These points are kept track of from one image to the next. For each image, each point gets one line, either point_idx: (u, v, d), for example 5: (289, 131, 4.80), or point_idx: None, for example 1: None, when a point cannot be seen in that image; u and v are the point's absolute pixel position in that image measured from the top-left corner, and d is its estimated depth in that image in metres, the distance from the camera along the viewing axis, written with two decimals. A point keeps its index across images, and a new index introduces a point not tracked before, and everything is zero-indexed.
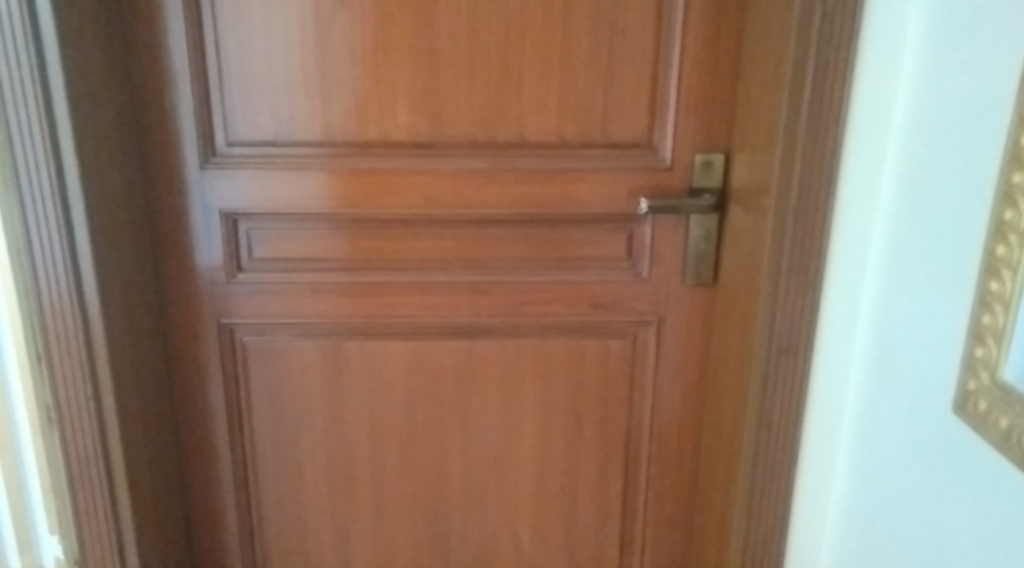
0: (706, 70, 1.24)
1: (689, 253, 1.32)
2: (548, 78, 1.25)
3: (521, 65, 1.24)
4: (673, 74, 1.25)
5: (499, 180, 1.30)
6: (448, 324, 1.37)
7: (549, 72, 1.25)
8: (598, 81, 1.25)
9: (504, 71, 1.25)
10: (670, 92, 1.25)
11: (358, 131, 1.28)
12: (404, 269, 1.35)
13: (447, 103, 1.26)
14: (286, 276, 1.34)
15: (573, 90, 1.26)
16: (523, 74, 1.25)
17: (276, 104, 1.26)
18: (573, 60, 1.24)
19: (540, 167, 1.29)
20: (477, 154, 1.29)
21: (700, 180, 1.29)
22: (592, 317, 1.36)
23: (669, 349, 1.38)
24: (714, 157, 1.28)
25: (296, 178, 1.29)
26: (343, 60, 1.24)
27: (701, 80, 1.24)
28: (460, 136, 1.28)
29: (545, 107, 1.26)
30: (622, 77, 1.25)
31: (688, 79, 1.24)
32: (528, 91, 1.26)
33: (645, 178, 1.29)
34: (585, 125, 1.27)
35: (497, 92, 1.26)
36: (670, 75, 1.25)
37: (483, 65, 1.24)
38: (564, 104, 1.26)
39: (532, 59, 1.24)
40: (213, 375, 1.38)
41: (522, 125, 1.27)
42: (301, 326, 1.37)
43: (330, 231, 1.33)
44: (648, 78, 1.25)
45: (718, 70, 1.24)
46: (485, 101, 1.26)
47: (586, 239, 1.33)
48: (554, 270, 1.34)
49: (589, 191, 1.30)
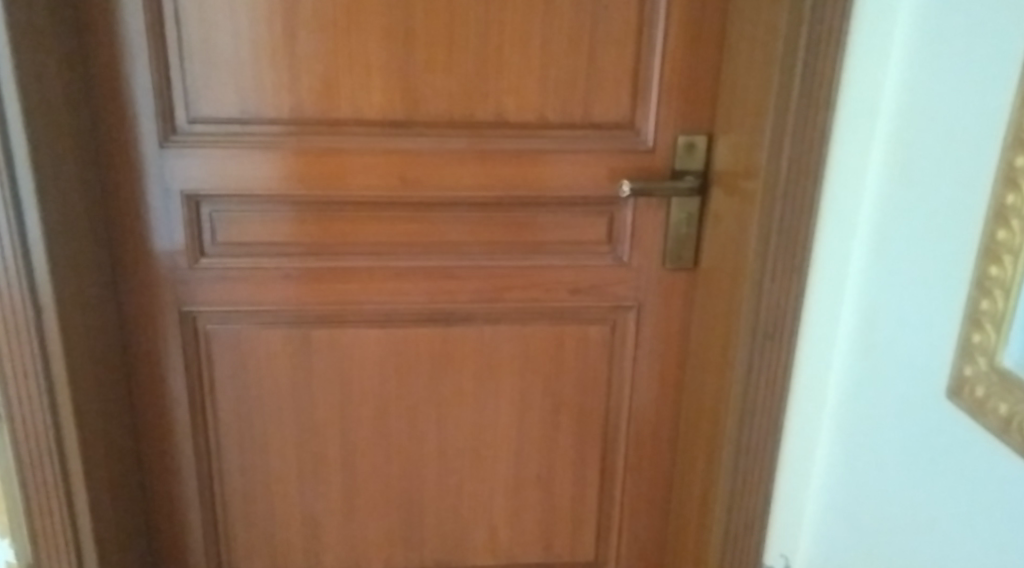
0: (690, 48, 1.21)
1: (670, 237, 1.29)
2: (528, 55, 1.20)
3: (500, 41, 1.19)
4: (657, 52, 1.21)
5: (476, 161, 1.25)
6: (423, 311, 1.32)
7: (529, 48, 1.20)
8: (580, 59, 1.21)
9: (483, 47, 1.20)
10: (653, 72, 1.22)
11: (328, 109, 1.22)
12: (377, 254, 1.30)
13: (422, 80, 1.21)
14: (251, 261, 1.28)
15: (554, 68, 1.21)
16: (502, 51, 1.20)
17: (241, 80, 1.19)
18: (555, 37, 1.20)
19: (519, 148, 1.24)
20: (454, 134, 1.24)
21: (683, 162, 1.26)
22: (571, 303, 1.33)
23: (649, 335, 1.36)
24: (696, 138, 1.25)
25: (263, 158, 1.23)
26: (314, 35, 1.18)
27: (684, 59, 1.21)
28: (436, 115, 1.23)
29: (524, 85, 1.22)
30: (606, 55, 1.21)
31: (672, 58, 1.21)
32: (507, 68, 1.21)
33: (626, 160, 1.26)
34: (565, 105, 1.23)
35: (475, 69, 1.21)
36: (653, 53, 1.21)
37: (461, 41, 1.19)
38: (544, 83, 1.22)
39: (512, 34, 1.19)
40: (175, 366, 1.32)
41: (501, 104, 1.23)
42: (269, 313, 1.31)
43: (298, 213, 1.27)
44: (631, 56, 1.21)
45: (702, 50, 1.21)
46: (463, 78, 1.21)
47: (565, 222, 1.29)
48: (532, 255, 1.30)
49: (569, 173, 1.26)
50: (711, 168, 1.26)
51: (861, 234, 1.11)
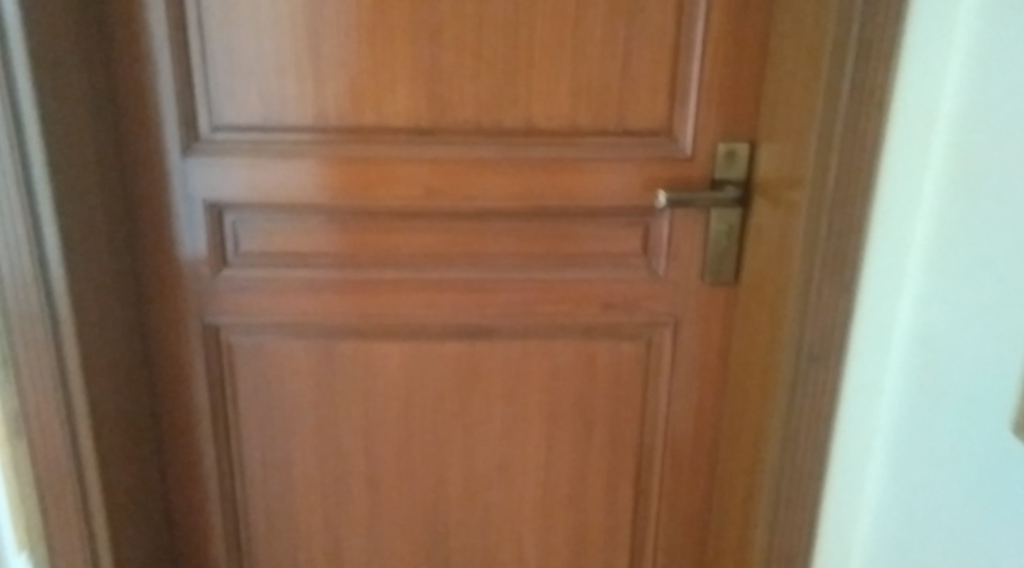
0: (731, 51, 1.14)
1: (709, 250, 1.23)
2: (559, 60, 1.15)
3: (531, 45, 1.14)
4: (696, 55, 1.15)
5: (505, 170, 1.20)
6: (450, 324, 1.28)
7: (561, 52, 1.15)
8: (614, 63, 1.15)
9: (513, 51, 1.15)
10: (692, 76, 1.16)
11: (353, 116, 1.18)
12: (403, 265, 1.26)
13: (450, 86, 1.16)
14: (274, 272, 1.25)
15: (588, 73, 1.16)
16: (533, 56, 1.15)
17: (264, 87, 1.16)
18: (588, 40, 1.14)
19: (550, 156, 1.19)
20: (482, 141, 1.19)
21: (723, 171, 1.19)
22: (604, 318, 1.27)
23: (686, 352, 1.29)
24: (737, 146, 1.18)
25: (287, 166, 1.20)
26: (338, 39, 1.14)
27: (725, 63, 1.15)
28: (464, 123, 1.19)
29: (555, 91, 1.17)
30: (641, 59, 1.15)
31: (712, 62, 1.15)
32: (538, 73, 1.16)
33: (662, 169, 1.20)
34: (599, 112, 1.18)
35: (504, 74, 1.16)
36: (692, 57, 1.15)
37: (490, 45, 1.14)
38: (577, 88, 1.16)
39: (543, 38, 1.14)
40: (198, 378, 1.29)
41: (531, 111, 1.18)
42: (293, 325, 1.28)
43: (323, 223, 1.24)
44: (668, 60, 1.15)
45: (744, 53, 1.14)
46: (492, 84, 1.16)
47: (598, 234, 1.23)
48: (564, 267, 1.25)
49: (602, 183, 1.20)
50: (753, 178, 1.19)
51: (916, 246, 1.03)
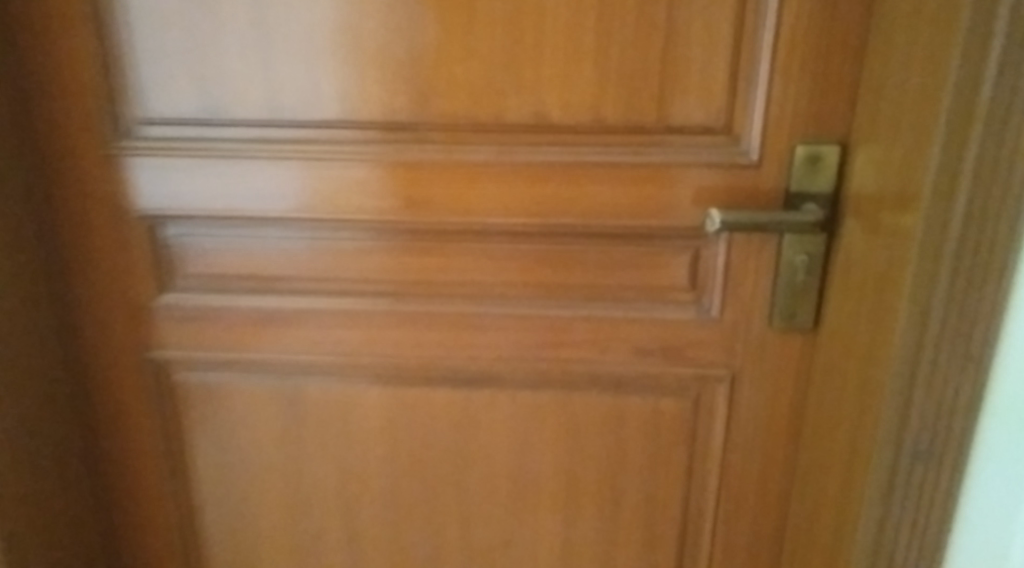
0: (820, 19, 0.82)
1: (778, 287, 0.92)
2: (580, 32, 0.85)
3: (541, 13, 0.85)
4: (768, 25, 0.83)
5: (508, 178, 0.92)
6: (440, 370, 1.01)
7: (583, 22, 0.85)
8: (654, 37, 0.85)
9: (517, 21, 0.85)
10: (762, 53, 0.84)
11: (311, 107, 0.91)
12: (381, 295, 0.99)
13: (435, 68, 0.88)
14: (223, 300, 1.01)
15: (618, 50, 0.86)
16: (544, 30, 0.86)
17: (196, 69, 0.90)
18: (619, 5, 0.84)
19: (566, 161, 0.90)
20: (478, 140, 0.91)
21: (801, 182, 0.87)
22: (637, 368, 0.98)
23: (746, 416, 0.99)
24: (822, 150, 0.86)
25: (230, 169, 0.94)
26: (287, 8, 0.86)
27: (809, 36, 0.82)
28: (453, 116, 0.90)
29: (574, 74, 0.87)
30: (692, 31, 0.85)
31: (791, 33, 0.83)
32: (552, 50, 0.86)
33: (717, 180, 0.89)
34: (632, 102, 0.88)
35: (506, 52, 0.87)
36: (763, 26, 0.84)
37: (487, 13, 0.85)
38: (604, 71, 0.87)
39: (558, 2, 0.84)
40: (140, 418, 1.07)
41: (543, 100, 0.88)
42: (249, 364, 1.04)
43: (280, 241, 0.98)
44: (729, 32, 0.84)
45: (837, 23, 0.82)
46: (490, 65, 0.87)
47: (630, 261, 0.94)
48: (586, 303, 0.96)
49: (635, 195, 0.91)
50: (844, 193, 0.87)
51: None
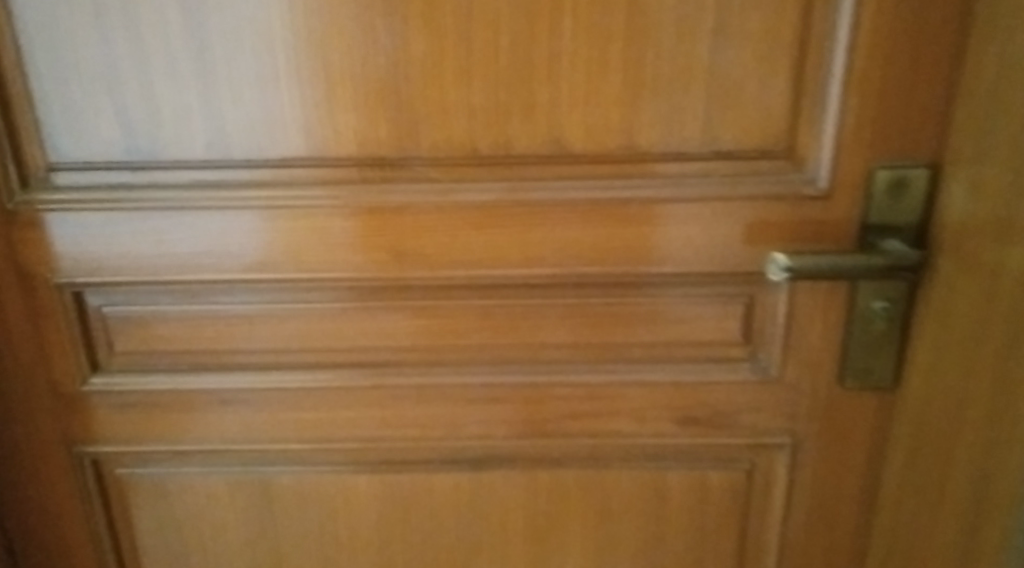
0: (909, 15, 0.65)
1: (851, 339, 0.76)
2: (606, 39, 0.68)
3: (557, 17, 0.67)
4: (843, 23, 0.66)
5: (522, 221, 0.74)
6: (442, 448, 0.84)
7: (610, 26, 0.67)
8: (699, 42, 0.68)
9: (527, 28, 0.68)
10: (834, 59, 0.67)
11: (268, 144, 0.72)
12: (367, 366, 0.81)
13: (423, 89, 0.70)
14: (169, 381, 0.82)
15: (655, 60, 0.69)
16: (559, 40, 0.68)
17: (116, 101, 0.71)
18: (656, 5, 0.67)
19: (592, 198, 0.73)
20: (480, 176, 0.73)
21: (881, 215, 0.72)
22: (680, 437, 0.82)
23: (810, 488, 0.83)
24: (908, 174, 0.70)
25: (170, 224, 0.75)
26: (230, 21, 0.67)
27: (895, 37, 0.66)
28: (448, 147, 0.72)
29: (600, 90, 0.70)
30: (747, 33, 0.68)
31: (872, 33, 0.66)
32: (572, 63, 0.69)
33: (775, 215, 0.73)
34: (673, 123, 0.71)
35: (514, 66, 0.69)
36: (836, 25, 0.67)
37: (488, 18, 0.67)
38: (637, 87, 0.70)
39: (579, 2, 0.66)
40: (75, 526, 0.88)
41: (562, 124, 0.71)
42: (207, 454, 0.85)
43: (238, 308, 0.79)
44: (793, 34, 0.68)
45: (928, 19, 0.65)
46: (494, 83, 0.70)
47: (670, 313, 0.78)
48: (618, 365, 0.80)
49: (677, 236, 0.74)
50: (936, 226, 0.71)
51: None
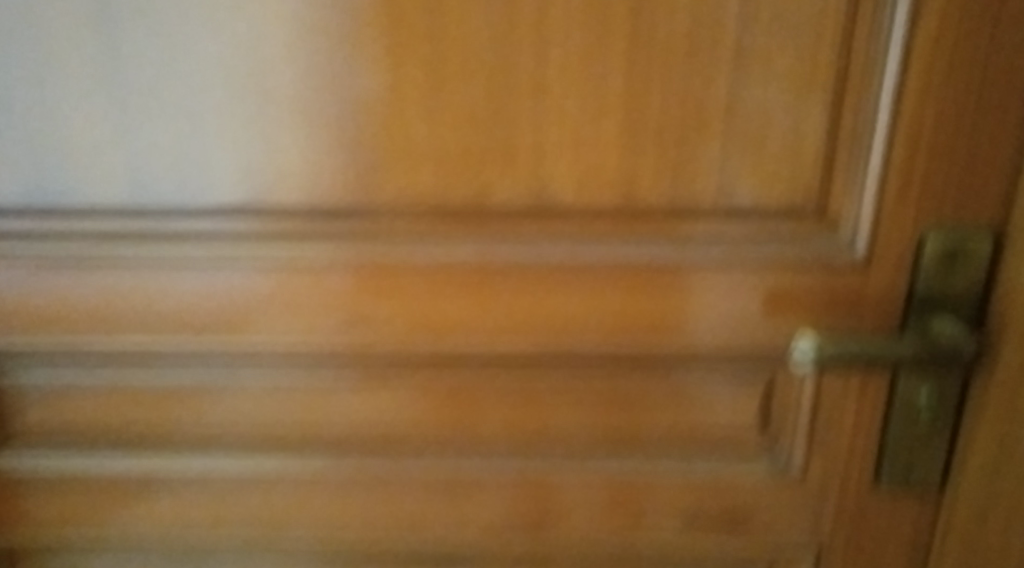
0: (971, 53, 0.54)
1: (892, 431, 0.64)
2: (603, 75, 0.56)
3: (544, 48, 0.55)
4: (892, 62, 0.54)
5: (501, 288, 0.62)
6: (405, 548, 0.72)
7: (608, 60, 0.56)
8: (716, 81, 0.56)
9: (508, 60, 0.56)
10: (880, 104, 0.56)
11: (198, 195, 0.59)
12: (319, 449, 0.69)
13: (385, 129, 0.58)
14: (82, 465, 0.69)
15: (662, 101, 0.57)
16: (547, 80, 0.56)
17: (9, 132, 0.58)
18: (664, 35, 0.55)
19: (587, 263, 0.61)
20: (452, 234, 0.61)
21: (932, 292, 0.60)
22: (684, 541, 0.70)
23: None
24: (969, 246, 0.58)
25: (75, 288, 0.62)
26: (148, 47, 0.55)
27: (953, 79, 0.54)
28: (414, 199, 0.60)
29: (596, 136, 0.58)
30: (773, 71, 0.56)
31: (926, 74, 0.54)
32: (562, 102, 0.57)
33: (803, 290, 0.61)
34: (683, 176, 0.59)
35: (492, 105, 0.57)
36: (881, 64, 0.55)
37: (462, 47, 0.56)
38: (640, 132, 0.58)
39: (571, 30, 0.55)
40: None
41: (550, 175, 0.59)
42: (130, 547, 0.73)
43: (164, 381, 0.67)
44: (828, 77, 0.56)
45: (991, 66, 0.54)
46: (469, 125, 0.58)
47: (678, 395, 0.66)
48: (613, 453, 0.68)
49: (688, 310, 0.62)
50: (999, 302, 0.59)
51: None
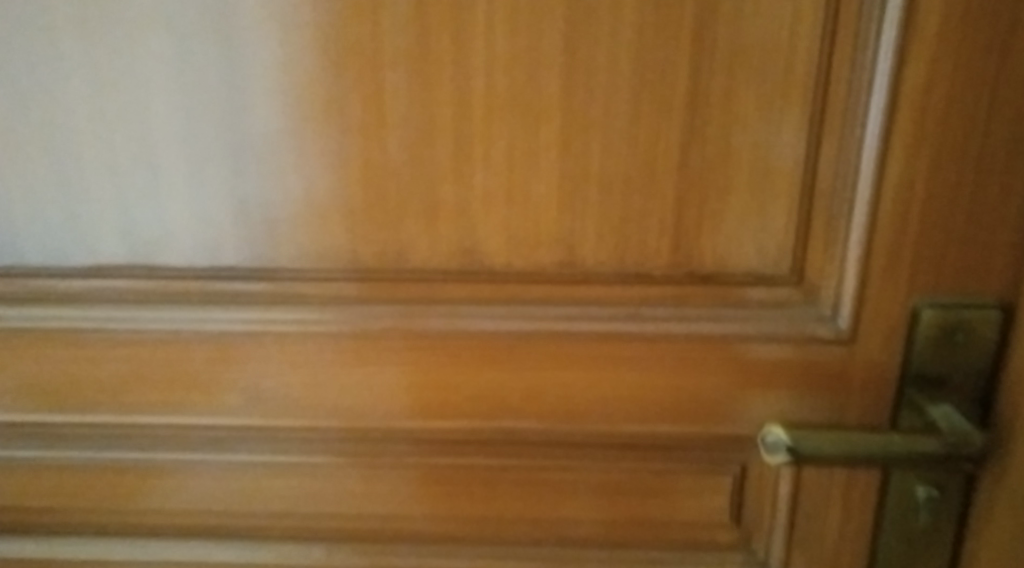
0: (965, 102, 0.46)
1: (883, 536, 0.56)
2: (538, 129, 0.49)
3: (467, 99, 0.48)
4: (874, 115, 0.46)
5: (441, 362, 0.55)
6: None
7: (543, 113, 0.48)
8: (668, 135, 0.48)
9: (427, 113, 0.49)
10: (861, 163, 0.48)
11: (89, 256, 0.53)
12: (237, 534, 0.62)
13: (291, 188, 0.51)
14: None
15: (608, 159, 0.49)
16: (472, 134, 0.49)
17: None
18: (606, 85, 0.47)
19: (534, 338, 0.54)
20: (382, 302, 0.54)
21: (927, 379, 0.52)
22: None
23: None
24: (966, 325, 0.51)
25: None
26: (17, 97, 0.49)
27: (944, 131, 0.47)
28: (332, 263, 0.53)
29: (534, 197, 0.51)
30: (736, 124, 0.48)
31: (913, 126, 0.47)
32: (493, 161, 0.50)
33: (776, 367, 0.53)
34: (636, 243, 0.51)
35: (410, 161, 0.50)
36: (860, 116, 0.47)
37: (364, 92, 0.48)
38: (585, 194, 0.50)
39: (498, 79, 0.48)
40: None
41: (485, 240, 0.52)
42: None
43: (59, 462, 0.60)
44: (799, 132, 0.48)
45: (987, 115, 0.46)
46: (385, 183, 0.51)
47: (650, 487, 0.58)
48: (565, 544, 0.60)
49: (652, 389, 0.55)
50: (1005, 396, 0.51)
51: None
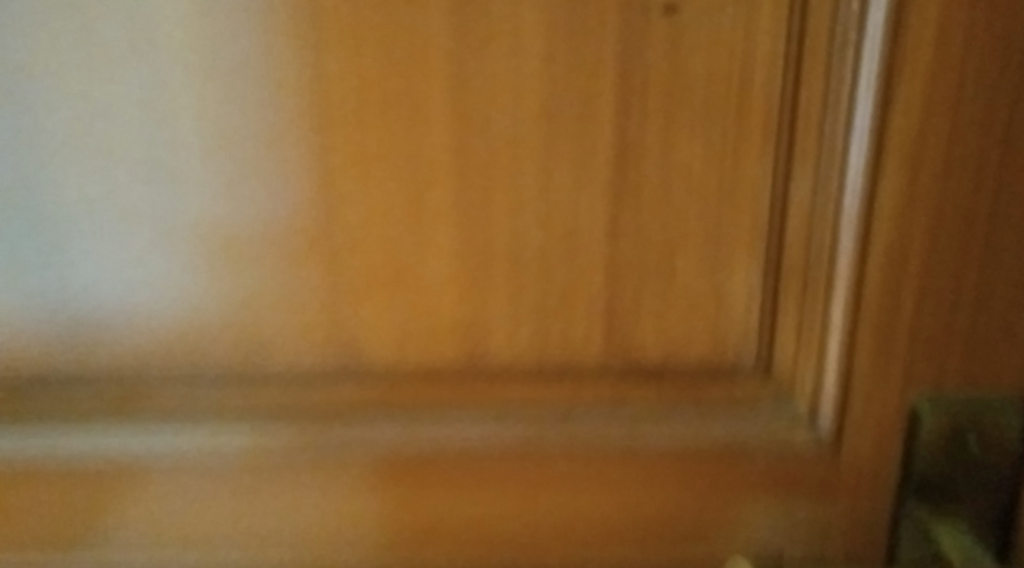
0: (971, 154, 0.36)
1: None
2: (427, 206, 0.37)
3: (326, 171, 0.36)
4: (853, 173, 0.36)
5: (355, 501, 0.43)
6: None
7: (429, 187, 0.37)
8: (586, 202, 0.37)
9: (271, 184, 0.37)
10: (840, 232, 0.37)
11: None
12: None
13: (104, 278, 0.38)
14: None
15: (522, 240, 0.38)
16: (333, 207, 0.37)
17: None
18: (508, 145, 0.36)
19: (461, 464, 0.42)
20: (251, 426, 0.41)
21: (931, 494, 0.41)
22: None
23: None
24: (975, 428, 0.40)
25: None
26: None
27: (946, 193, 0.36)
28: (197, 380, 0.40)
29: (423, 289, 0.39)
30: (677, 188, 0.37)
31: (905, 187, 0.36)
32: (372, 250, 0.38)
33: (739, 479, 0.42)
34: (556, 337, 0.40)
35: (269, 250, 0.38)
36: (836, 175, 0.36)
37: (205, 154, 0.36)
38: (496, 284, 0.39)
39: (363, 147, 0.36)
40: None
41: (376, 349, 0.40)
42: None
43: None
44: (756, 193, 0.37)
45: (999, 176, 0.36)
46: (245, 278, 0.38)
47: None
48: None
49: (622, 522, 0.43)
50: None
51: None
